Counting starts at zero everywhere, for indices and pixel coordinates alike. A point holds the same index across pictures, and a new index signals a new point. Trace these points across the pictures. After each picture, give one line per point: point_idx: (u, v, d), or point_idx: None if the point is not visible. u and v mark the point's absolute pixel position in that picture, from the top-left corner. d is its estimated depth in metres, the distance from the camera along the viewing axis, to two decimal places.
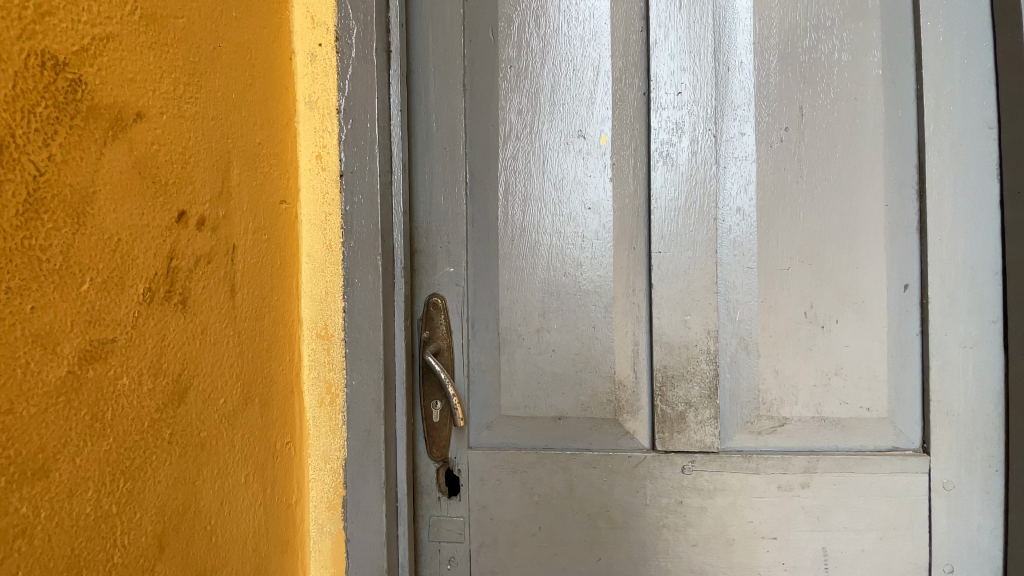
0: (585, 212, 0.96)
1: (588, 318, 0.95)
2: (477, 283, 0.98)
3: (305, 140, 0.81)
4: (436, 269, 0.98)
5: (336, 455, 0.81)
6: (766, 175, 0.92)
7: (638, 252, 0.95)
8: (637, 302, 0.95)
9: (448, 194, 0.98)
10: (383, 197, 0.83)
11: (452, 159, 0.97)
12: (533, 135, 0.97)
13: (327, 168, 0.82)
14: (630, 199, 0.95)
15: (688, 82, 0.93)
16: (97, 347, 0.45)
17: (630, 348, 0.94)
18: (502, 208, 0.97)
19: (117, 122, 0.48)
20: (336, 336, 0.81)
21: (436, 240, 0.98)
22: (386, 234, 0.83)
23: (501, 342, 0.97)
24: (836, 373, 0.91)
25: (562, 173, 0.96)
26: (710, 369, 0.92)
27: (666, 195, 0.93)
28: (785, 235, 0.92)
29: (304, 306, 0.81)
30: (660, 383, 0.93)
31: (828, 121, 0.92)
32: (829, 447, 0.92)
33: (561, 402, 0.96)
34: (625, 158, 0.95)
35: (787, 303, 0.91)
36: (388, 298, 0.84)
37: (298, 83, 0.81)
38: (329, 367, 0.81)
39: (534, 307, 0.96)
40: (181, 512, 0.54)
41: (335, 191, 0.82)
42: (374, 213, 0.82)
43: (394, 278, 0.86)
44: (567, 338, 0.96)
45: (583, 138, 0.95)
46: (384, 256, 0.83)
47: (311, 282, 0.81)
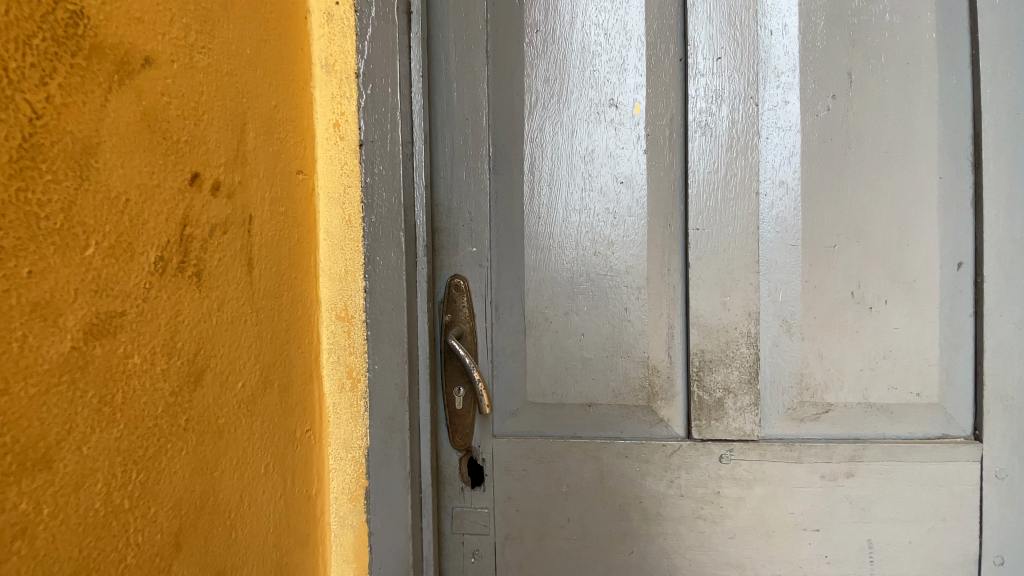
0: (616, 187, 0.90)
1: (620, 300, 0.90)
2: (502, 262, 0.93)
3: (322, 107, 0.75)
4: (459, 249, 0.92)
5: (357, 444, 0.76)
6: (811, 146, 0.87)
7: (674, 229, 0.89)
8: (671, 282, 0.89)
9: (470, 168, 0.92)
10: (404, 169, 0.78)
11: (474, 131, 0.91)
12: (560, 104, 0.91)
13: (345, 137, 0.76)
14: (665, 172, 0.89)
15: (727, 47, 0.87)
16: (105, 321, 0.40)
17: (665, 331, 0.89)
18: (528, 183, 0.92)
19: (124, 66, 0.42)
20: (357, 318, 0.76)
21: (458, 218, 0.92)
22: (407, 209, 0.78)
23: (527, 325, 0.92)
24: (885, 357, 0.86)
25: (592, 146, 0.90)
26: (750, 353, 0.87)
27: (704, 168, 0.87)
28: (831, 210, 0.86)
29: (323, 286, 0.75)
30: (697, 368, 0.88)
31: (877, 88, 0.86)
32: (875, 435, 0.87)
33: (590, 389, 0.90)
34: (659, 128, 0.89)
35: (832, 283, 0.86)
36: (410, 277, 0.78)
37: (314, 44, 0.75)
38: (349, 351, 0.76)
39: (562, 288, 0.91)
40: (199, 507, 0.49)
41: (354, 161, 0.76)
42: (396, 185, 0.77)
43: (416, 256, 0.81)
44: (597, 321, 0.90)
45: (615, 107, 0.90)
46: (406, 231, 0.77)
47: (329, 260, 0.75)
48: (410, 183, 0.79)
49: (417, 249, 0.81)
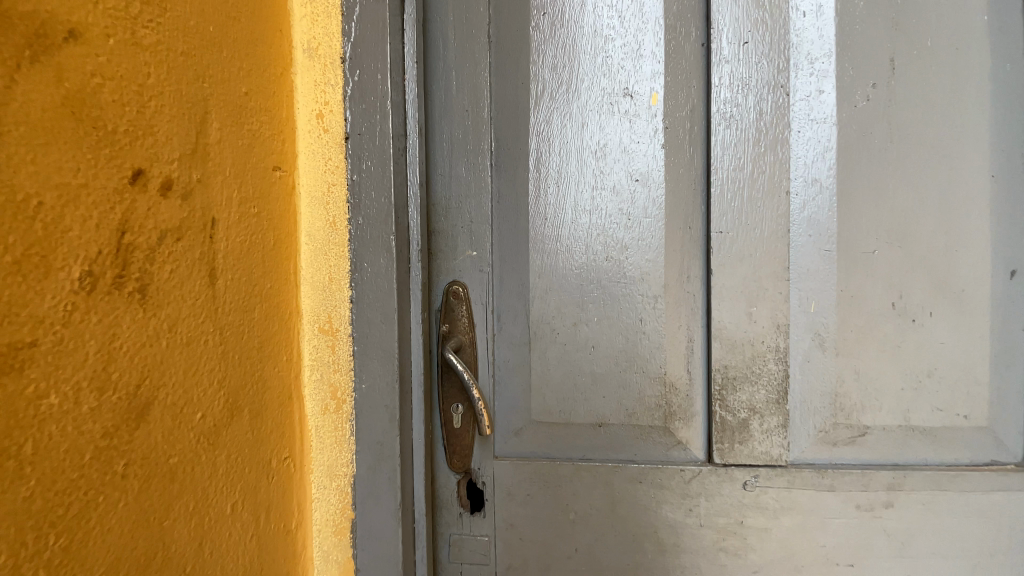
0: (630, 185, 0.82)
1: (635, 310, 0.82)
2: (504, 267, 0.85)
3: (304, 96, 0.67)
4: (458, 253, 0.84)
5: (343, 472, 0.68)
6: (848, 140, 0.78)
7: (694, 232, 0.81)
8: (691, 290, 0.81)
9: (470, 165, 0.84)
10: (395, 166, 0.69)
11: (474, 124, 0.83)
12: (569, 94, 0.82)
13: (330, 130, 0.67)
14: (685, 169, 0.81)
15: (754, 30, 0.78)
16: (5, 355, 0.33)
17: (684, 345, 0.81)
18: (534, 181, 0.83)
19: (39, 40, 0.35)
20: (342, 332, 0.68)
21: (456, 219, 0.84)
22: (398, 211, 0.70)
23: (532, 337, 0.84)
24: (929, 375, 0.78)
25: (604, 140, 0.82)
26: (779, 369, 0.78)
27: (728, 164, 0.79)
28: (870, 212, 0.78)
29: (304, 295, 0.67)
30: (720, 386, 0.79)
31: (922, 76, 0.77)
32: (916, 460, 0.79)
33: (601, 407, 0.82)
34: (679, 120, 0.81)
35: (870, 292, 0.78)
36: (403, 286, 0.70)
37: (295, 25, 0.67)
38: (334, 369, 0.68)
39: (570, 296, 0.83)
40: (143, 565, 0.42)
41: (339, 157, 0.68)
42: (387, 184, 0.68)
43: (409, 262, 0.73)
44: (609, 333, 0.82)
45: (630, 98, 0.81)
46: (398, 236, 0.69)
47: (312, 268, 0.67)
48: (402, 180, 0.71)
49: (410, 254, 0.73)
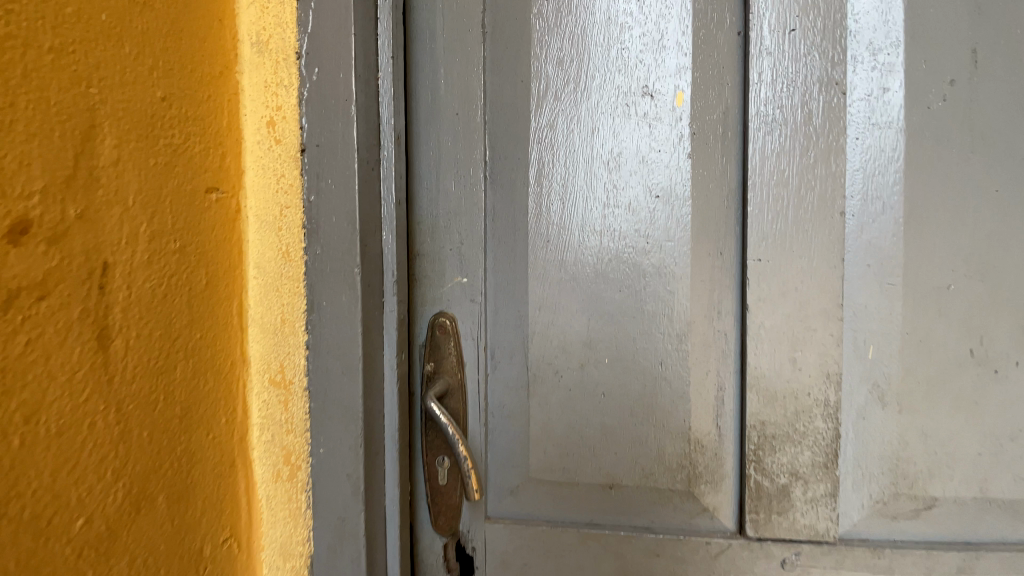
0: (649, 202, 0.68)
1: (653, 351, 0.68)
2: (499, 297, 0.72)
3: (251, 99, 0.55)
4: (445, 279, 0.72)
5: (298, 550, 0.57)
6: (919, 149, 0.64)
7: (727, 259, 0.67)
8: (723, 329, 0.67)
9: (459, 176, 0.71)
10: (362, 184, 0.57)
11: (465, 130, 0.71)
12: (577, 94, 0.69)
13: (283, 141, 0.55)
14: (716, 183, 0.67)
15: (803, 15, 0.64)
16: None
17: (713, 395, 0.68)
18: (535, 197, 0.71)
19: None
20: (297, 384, 0.57)
21: (444, 241, 0.72)
22: (367, 237, 0.57)
23: (530, 380, 0.71)
24: (1012, 438, 0.64)
25: (619, 148, 0.69)
26: (828, 428, 0.65)
27: (769, 178, 0.65)
28: (944, 239, 0.64)
29: (252, 341, 0.56)
30: (755, 446, 0.66)
31: (1014, 70, 0.63)
32: (996, 541, 0.65)
33: (612, 465, 0.69)
34: (709, 125, 0.67)
35: (941, 336, 0.64)
36: (371, 328, 0.58)
37: (241, 14, 0.54)
38: (287, 429, 0.57)
39: (576, 334, 0.70)
40: None
41: (293, 174, 0.56)
42: (351, 204, 0.55)
43: (381, 297, 0.60)
44: (623, 378, 0.69)
45: (650, 98, 0.68)
46: (365, 269, 0.57)
47: (262, 307, 0.56)
48: (372, 200, 0.59)
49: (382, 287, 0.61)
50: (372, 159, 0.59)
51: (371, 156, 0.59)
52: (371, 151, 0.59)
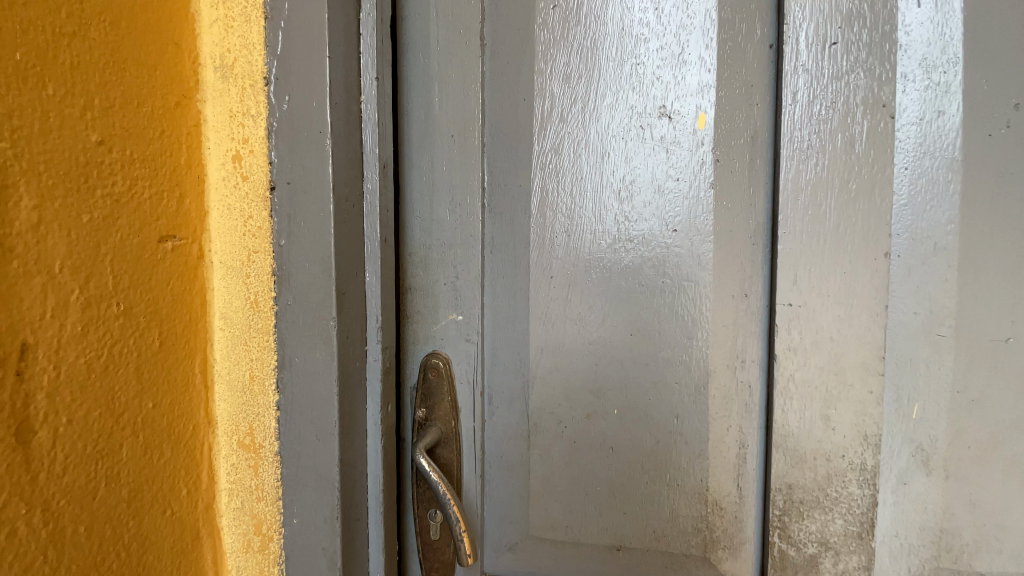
0: (666, 236, 0.61)
1: (668, 404, 0.61)
2: (497, 337, 0.65)
3: (216, 132, 0.49)
4: (439, 317, 0.65)
5: None
6: (977, 182, 0.56)
7: (753, 302, 0.60)
8: (747, 380, 0.60)
9: (453, 203, 0.63)
10: (337, 224, 0.49)
11: (462, 153, 0.63)
12: (585, 115, 0.62)
13: (250, 177, 0.49)
14: (743, 216, 0.60)
15: (846, 25, 0.56)
16: None
17: (733, 453, 0.61)
18: (537, 227, 0.63)
19: None
20: (268, 449, 0.51)
21: (438, 274, 0.64)
22: (344, 284, 0.50)
23: (531, 430, 0.65)
24: None
25: (632, 174, 0.61)
26: (864, 495, 0.59)
27: (803, 212, 0.58)
28: (1004, 286, 0.56)
29: (219, 401, 0.50)
30: (781, 512, 0.60)
31: None
32: None
33: (621, 525, 0.63)
34: (734, 151, 0.59)
35: (996, 396, 0.57)
36: (350, 386, 0.51)
37: (203, 36, 0.49)
38: (257, 496, 0.51)
39: (583, 381, 0.63)
40: None
41: (260, 213, 0.49)
42: (327, 248, 0.49)
43: (364, 348, 0.53)
44: (634, 432, 0.62)
45: (667, 120, 0.60)
46: (341, 322, 0.49)
47: (228, 363, 0.50)
48: (352, 239, 0.51)
49: (364, 336, 0.53)
50: (354, 194, 0.52)
51: (351, 190, 0.51)
52: (353, 185, 0.52)
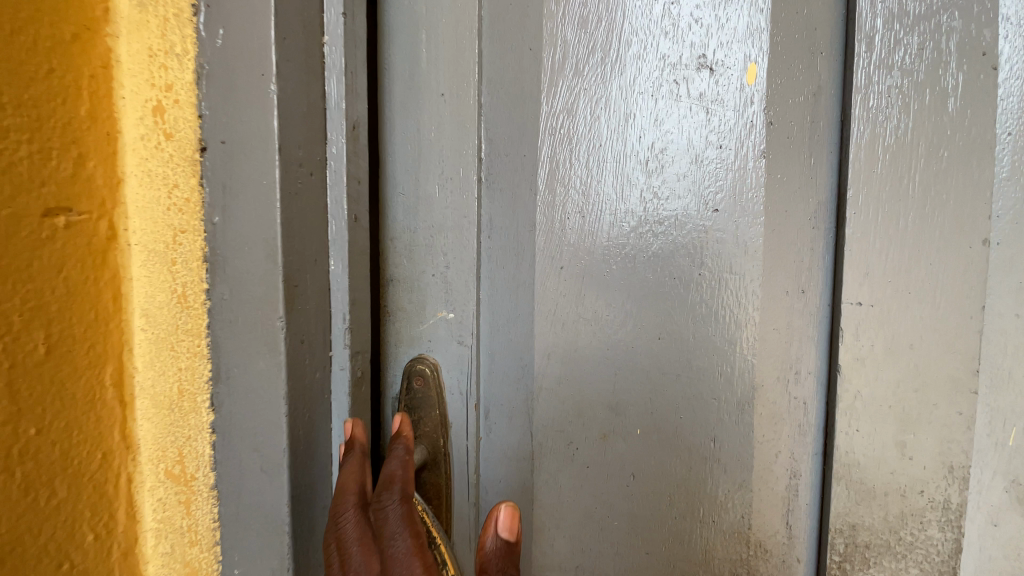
0: (705, 217, 0.49)
1: (705, 424, 0.50)
2: (496, 340, 0.54)
3: (132, 76, 0.38)
4: (427, 315, 0.54)
5: None
6: None
7: (810, 299, 0.49)
8: (802, 395, 0.49)
9: (444, 177, 0.52)
10: (285, 196, 0.37)
11: (453, 116, 0.51)
12: (605, 69, 0.50)
13: (175, 135, 0.38)
14: (800, 193, 0.48)
15: None
16: None
17: (783, 484, 0.50)
18: (546, 206, 0.52)
19: None
20: (201, 480, 0.41)
21: (425, 264, 0.53)
22: (298, 276, 0.39)
23: (536, 451, 0.54)
24: None
25: (663, 140, 0.49)
26: (947, 541, 0.47)
27: (880, 188, 0.46)
28: None
29: (141, 420, 0.40)
30: (840, 558, 0.49)
31: None
32: None
33: (644, 568, 0.53)
34: (790, 112, 0.48)
35: None
36: (306, 405, 0.40)
37: None
38: (190, 538, 0.41)
39: (600, 395, 0.52)
40: None
41: (187, 182, 0.38)
42: (271, 228, 0.37)
43: (328, 355, 0.42)
44: (662, 457, 0.51)
45: (708, 73, 0.48)
46: (292, 324, 0.38)
47: (151, 373, 0.40)
48: (308, 217, 0.39)
49: (328, 341, 0.42)
50: (312, 159, 0.40)
51: (308, 152, 0.39)
52: (312, 147, 0.40)
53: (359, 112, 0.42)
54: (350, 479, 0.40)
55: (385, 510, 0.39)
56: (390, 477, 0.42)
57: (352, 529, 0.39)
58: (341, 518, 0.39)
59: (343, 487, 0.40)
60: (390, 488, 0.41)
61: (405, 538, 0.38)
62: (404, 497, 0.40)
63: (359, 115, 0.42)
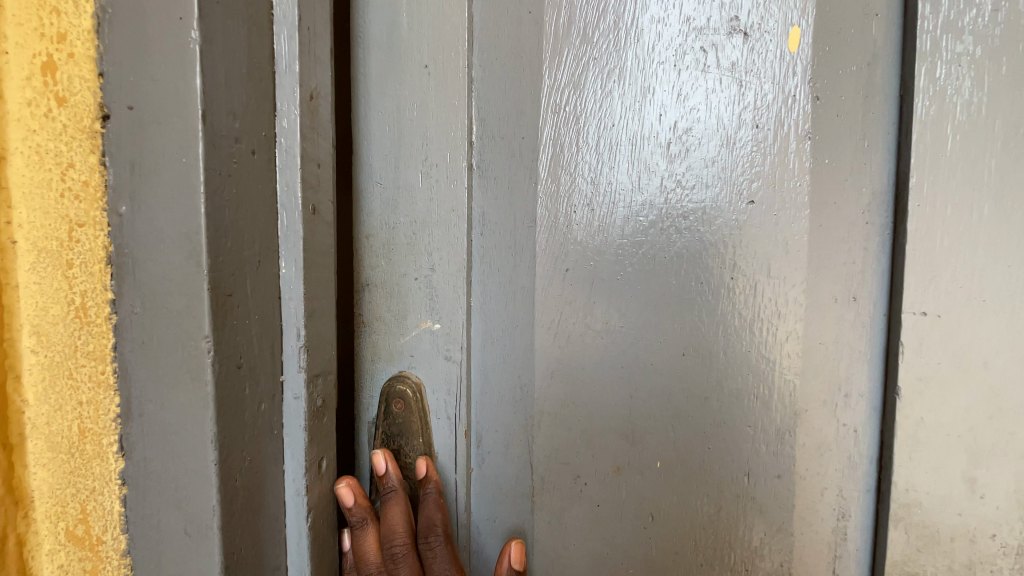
0: (739, 209, 0.41)
1: (737, 456, 0.42)
2: (490, 355, 0.46)
3: (15, 23, 0.29)
4: (409, 326, 0.46)
5: None
6: None
7: (863, 308, 0.41)
8: (853, 420, 0.42)
9: (427, 163, 0.44)
10: (209, 180, 0.29)
11: (438, 91, 0.43)
12: (619, 35, 0.42)
13: (70, 101, 0.30)
14: (851, 182, 0.41)
15: None
16: None
17: (829, 526, 0.43)
18: (548, 199, 0.44)
19: None
20: (107, 537, 0.33)
21: (405, 266, 0.45)
22: (231, 281, 0.31)
23: (536, 487, 0.46)
24: None
25: (688, 119, 0.42)
26: None
27: (949, 175, 0.39)
28: None
29: (35, 466, 0.31)
30: None
31: None
32: None
33: None
34: (839, 86, 0.40)
35: None
36: (246, 439, 0.33)
37: None
38: None
39: (611, 421, 0.44)
40: None
41: (83, 163, 0.30)
42: (190, 220, 0.29)
43: (278, 374, 0.35)
44: (686, 494, 0.43)
45: (741, 40, 0.40)
46: (221, 345, 0.31)
47: (46, 407, 0.31)
48: (246, 207, 0.32)
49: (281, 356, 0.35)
50: (254, 133, 0.32)
51: (248, 125, 0.32)
52: (253, 119, 0.32)
53: (319, 79, 0.35)
54: (398, 523, 0.42)
55: (433, 552, 0.42)
56: (429, 520, 0.43)
57: (408, 569, 0.41)
58: (393, 560, 0.42)
59: (392, 531, 0.42)
60: (433, 529, 0.43)
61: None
62: (447, 535, 0.43)
63: (318, 82, 0.35)
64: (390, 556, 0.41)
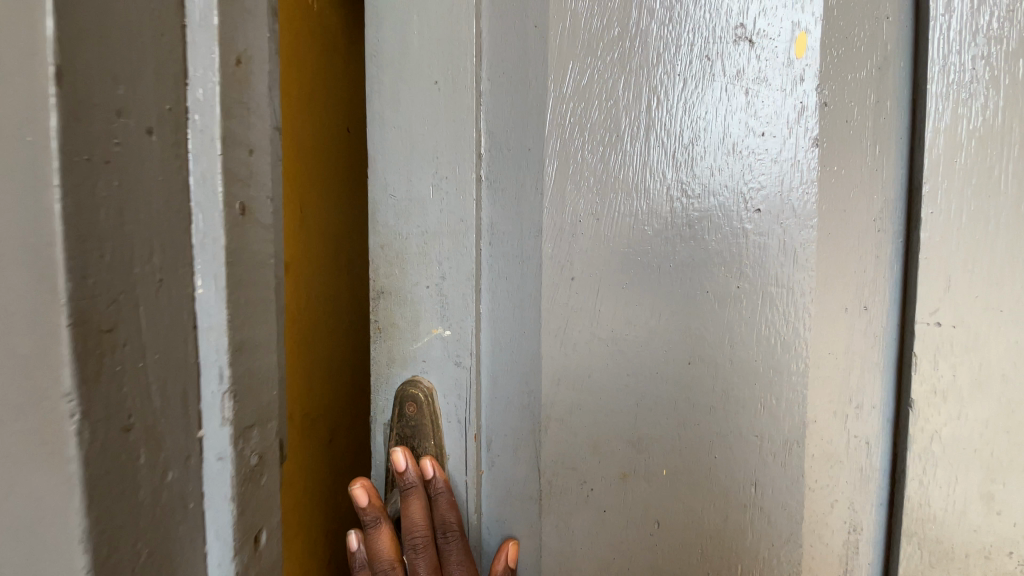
0: (747, 218, 0.41)
1: (746, 466, 0.42)
2: (499, 361, 0.47)
3: None
4: (421, 333, 0.47)
5: None
6: None
7: (874, 317, 0.41)
8: (865, 431, 0.41)
9: (438, 176, 0.45)
10: (73, 167, 0.18)
11: (448, 106, 0.45)
12: (625, 45, 0.42)
13: None
14: (863, 189, 0.40)
15: None
16: None
17: (841, 539, 0.42)
18: (555, 209, 0.44)
19: None
20: None
21: (417, 274, 0.47)
22: (112, 311, 0.20)
23: (544, 491, 0.46)
24: None
25: (695, 128, 0.42)
26: None
27: (963, 183, 0.38)
28: None
29: None
30: None
31: None
32: None
33: None
34: (850, 92, 0.40)
35: None
36: (143, 519, 0.21)
37: None
38: None
39: (618, 428, 0.44)
40: None
41: None
42: (27, 220, 0.18)
43: (194, 424, 0.24)
44: (692, 503, 0.43)
45: (748, 47, 0.40)
46: (92, 406, 0.19)
47: None
48: (120, 185, 0.20)
49: (197, 404, 0.24)
50: (143, 102, 0.21)
51: (136, 93, 0.21)
52: (137, 84, 0.21)
53: None
54: (416, 520, 0.44)
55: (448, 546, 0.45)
56: (445, 518, 0.45)
57: (425, 560, 0.44)
58: (411, 552, 0.45)
59: (411, 527, 0.44)
60: (448, 525, 0.45)
61: (465, 571, 0.45)
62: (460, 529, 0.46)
63: None
64: (409, 548, 0.44)
